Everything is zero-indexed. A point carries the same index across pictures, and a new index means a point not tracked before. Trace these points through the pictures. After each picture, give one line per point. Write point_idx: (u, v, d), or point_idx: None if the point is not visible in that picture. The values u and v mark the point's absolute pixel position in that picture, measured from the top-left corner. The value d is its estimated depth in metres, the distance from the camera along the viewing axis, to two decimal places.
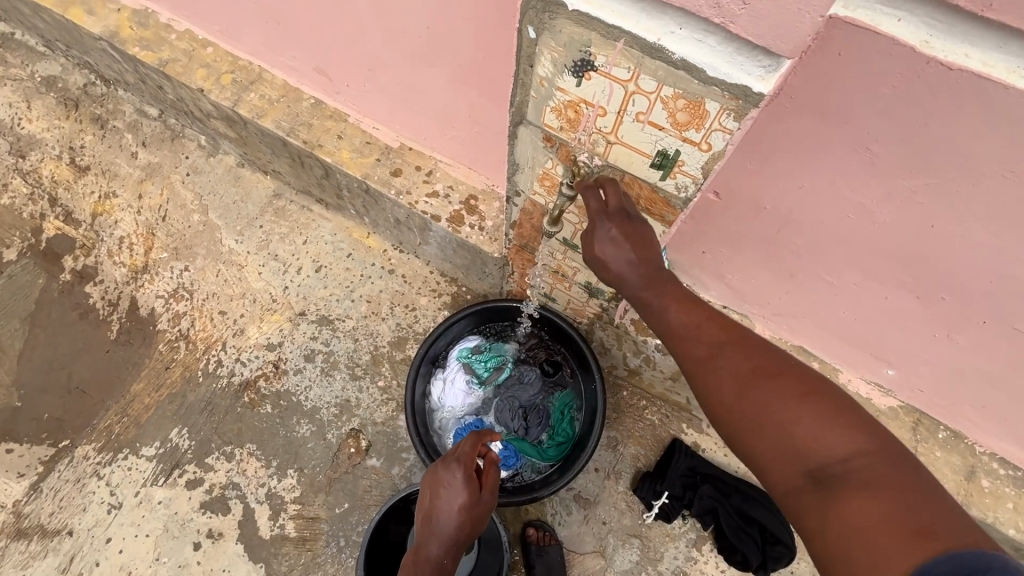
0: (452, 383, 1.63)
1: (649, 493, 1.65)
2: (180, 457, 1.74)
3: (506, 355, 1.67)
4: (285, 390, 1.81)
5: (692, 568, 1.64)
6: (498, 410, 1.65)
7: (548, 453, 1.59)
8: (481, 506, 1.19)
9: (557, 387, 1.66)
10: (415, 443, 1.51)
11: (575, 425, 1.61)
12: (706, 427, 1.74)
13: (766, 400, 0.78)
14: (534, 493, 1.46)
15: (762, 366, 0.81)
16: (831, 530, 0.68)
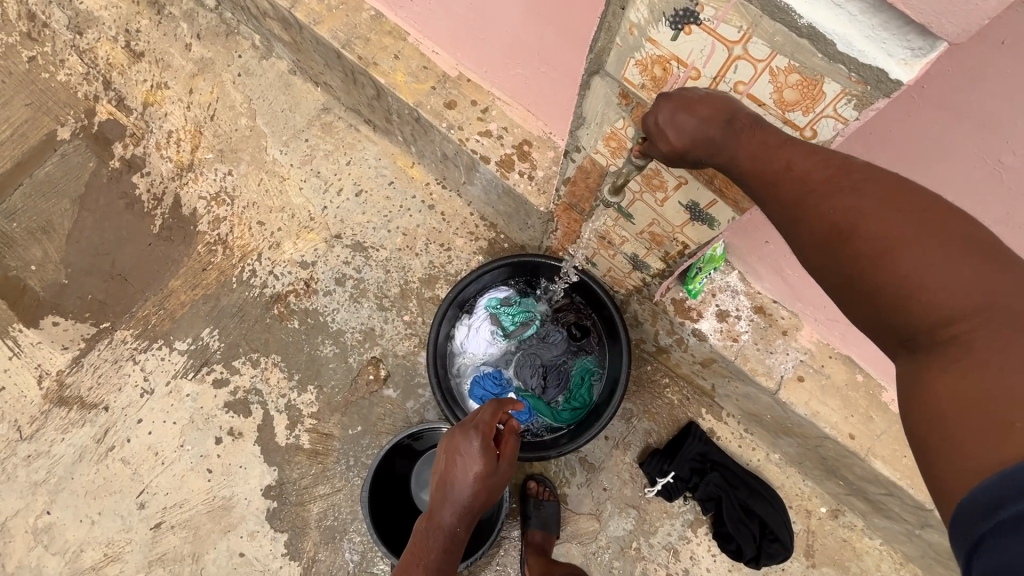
0: (477, 330, 1.60)
1: (655, 470, 1.65)
2: (209, 356, 1.81)
3: (535, 311, 1.63)
4: (314, 309, 1.84)
5: (684, 547, 1.66)
6: (518, 365, 1.63)
7: (562, 416, 1.58)
8: (497, 476, 1.21)
9: (582, 352, 1.62)
10: (432, 384, 1.51)
11: (594, 392, 1.59)
12: (725, 415, 1.70)
13: (847, 266, 0.66)
14: (542, 453, 1.46)
15: (858, 212, 0.64)
16: (919, 407, 0.62)
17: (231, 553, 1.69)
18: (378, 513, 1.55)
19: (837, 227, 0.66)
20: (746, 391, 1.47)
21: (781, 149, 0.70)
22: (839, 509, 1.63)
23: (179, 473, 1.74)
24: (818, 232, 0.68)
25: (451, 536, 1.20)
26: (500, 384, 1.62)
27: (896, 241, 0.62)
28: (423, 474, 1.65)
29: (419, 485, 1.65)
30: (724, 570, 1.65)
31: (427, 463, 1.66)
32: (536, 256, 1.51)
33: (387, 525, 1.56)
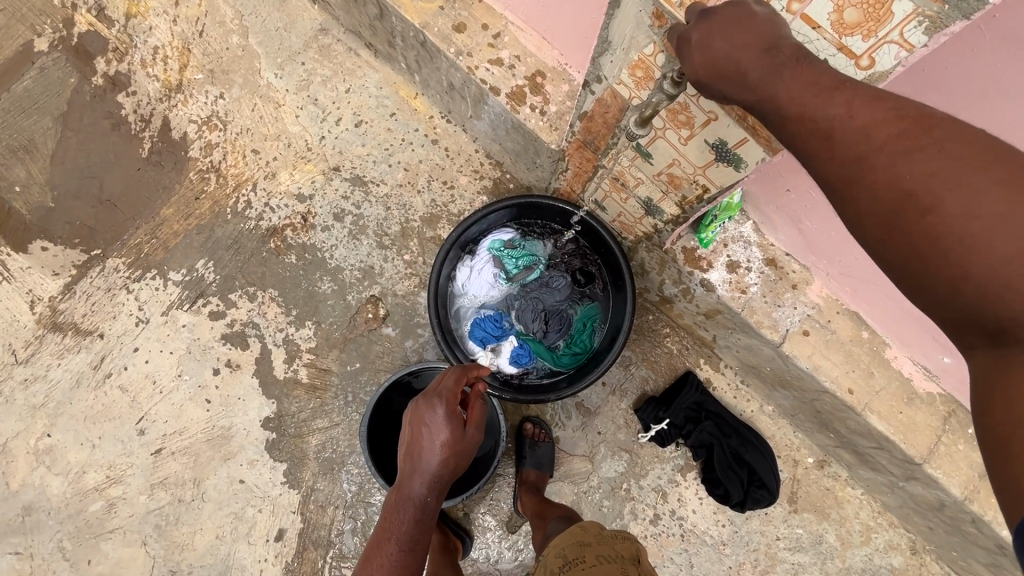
0: (479, 272, 1.57)
1: (650, 417, 1.67)
2: (206, 288, 1.78)
3: (539, 255, 1.59)
4: (312, 245, 1.79)
5: (672, 490, 1.71)
6: (519, 309, 1.59)
7: (562, 362, 1.56)
8: (461, 443, 1.20)
9: (585, 299, 1.60)
10: (432, 322, 1.50)
11: (595, 338, 1.57)
12: (722, 366, 1.72)
13: (931, 247, 0.64)
14: (541, 397, 1.45)
15: (932, 195, 0.64)
16: (1000, 402, 0.62)
17: (232, 479, 1.72)
18: (377, 448, 1.58)
19: (914, 199, 0.65)
20: (748, 343, 1.46)
21: (839, 93, 0.67)
22: (824, 459, 1.68)
23: (177, 401, 1.75)
24: (903, 208, 0.66)
25: (420, 507, 1.19)
26: (500, 328, 1.57)
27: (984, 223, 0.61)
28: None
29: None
30: (710, 513, 1.70)
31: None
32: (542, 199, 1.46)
33: (387, 461, 1.60)
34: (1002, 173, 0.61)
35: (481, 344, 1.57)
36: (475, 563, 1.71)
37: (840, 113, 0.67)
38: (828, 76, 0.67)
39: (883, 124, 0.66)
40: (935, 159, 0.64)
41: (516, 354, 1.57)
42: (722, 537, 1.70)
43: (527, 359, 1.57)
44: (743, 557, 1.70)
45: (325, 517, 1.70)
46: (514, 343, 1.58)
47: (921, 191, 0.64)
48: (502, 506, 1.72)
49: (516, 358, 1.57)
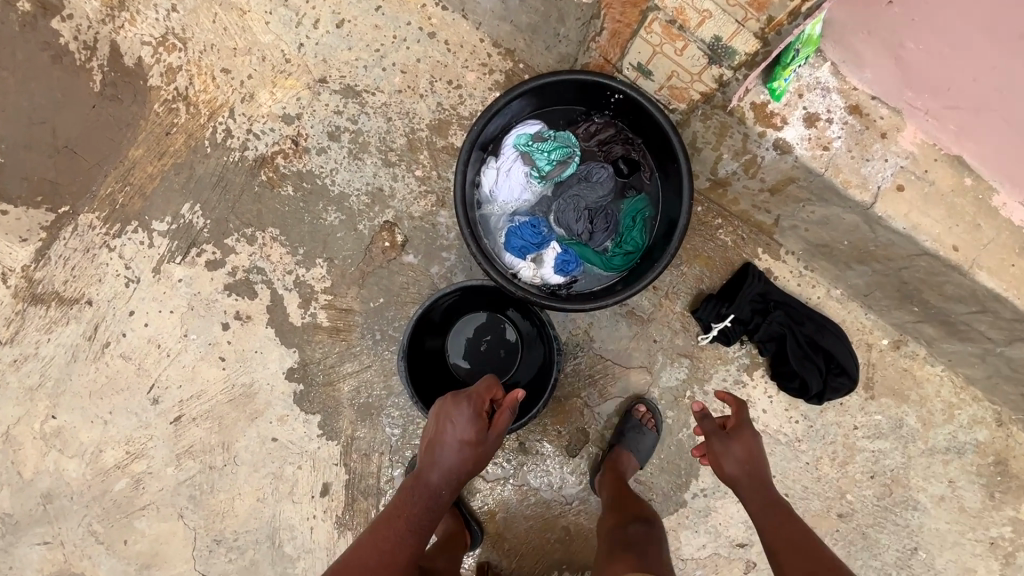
0: (507, 174, 1.37)
1: (711, 315, 1.52)
2: (196, 236, 1.56)
3: (573, 147, 1.40)
4: (309, 172, 1.57)
5: (739, 392, 1.59)
6: (558, 212, 1.40)
7: (614, 263, 1.39)
8: (483, 448, 1.12)
9: (630, 192, 1.41)
10: (464, 232, 1.29)
11: (646, 235, 1.40)
12: (784, 253, 1.56)
13: None
14: (599, 303, 1.28)
15: None
16: None
17: (263, 439, 1.57)
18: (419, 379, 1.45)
19: None
20: (826, 214, 1.28)
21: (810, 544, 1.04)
22: (900, 339, 1.55)
23: (189, 364, 1.57)
24: None
25: (434, 497, 1.10)
26: (540, 235, 1.38)
27: None
28: (459, 340, 1.55)
29: (456, 352, 1.54)
30: (782, 410, 1.59)
31: (461, 327, 1.54)
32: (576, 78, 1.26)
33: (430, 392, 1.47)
34: None
35: (521, 255, 1.38)
36: (537, 494, 1.59)
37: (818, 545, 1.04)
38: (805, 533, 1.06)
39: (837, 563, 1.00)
40: None
41: (562, 262, 1.38)
42: (796, 434, 1.59)
43: (575, 266, 1.39)
44: (820, 451, 1.59)
45: (371, 466, 1.57)
46: (558, 250, 1.39)
47: None
48: (558, 431, 1.59)
49: (562, 266, 1.38)
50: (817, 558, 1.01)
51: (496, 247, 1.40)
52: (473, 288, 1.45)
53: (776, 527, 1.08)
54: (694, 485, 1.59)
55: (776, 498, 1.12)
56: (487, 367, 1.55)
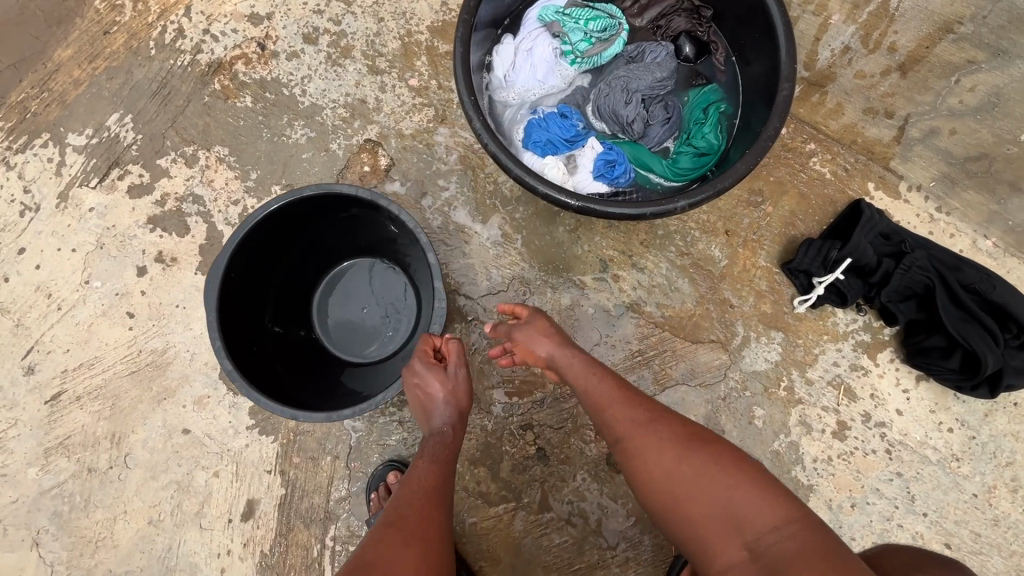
0: (529, 53, 1.00)
1: (816, 262, 1.06)
2: (122, 154, 1.20)
3: (617, 21, 1.01)
4: (274, 80, 1.22)
5: (860, 383, 1.09)
6: (599, 104, 1.02)
7: (680, 167, 1.01)
8: (459, 387, 0.89)
9: (696, 81, 1.07)
10: (464, 106, 0.87)
11: (722, 134, 1.03)
12: (908, 190, 1.11)
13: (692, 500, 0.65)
14: (666, 204, 0.85)
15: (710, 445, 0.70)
16: None
17: (170, 431, 1.10)
18: (242, 282, 0.95)
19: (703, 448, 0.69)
20: (999, 84, 0.97)
21: (639, 398, 0.77)
22: None
23: (84, 321, 1.14)
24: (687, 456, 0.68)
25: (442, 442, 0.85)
26: (574, 129, 1.01)
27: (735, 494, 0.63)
28: (353, 292, 1.15)
29: (336, 303, 1.14)
30: (924, 413, 1.08)
31: (362, 277, 1.15)
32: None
33: (250, 314, 0.98)
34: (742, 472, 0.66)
35: (546, 155, 1.00)
36: (562, 532, 1.06)
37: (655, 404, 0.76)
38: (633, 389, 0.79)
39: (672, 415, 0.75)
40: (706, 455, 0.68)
41: (604, 164, 0.99)
42: (951, 449, 1.07)
43: (622, 170, 1.00)
44: (992, 479, 1.06)
45: (320, 477, 1.07)
46: (598, 150, 1.00)
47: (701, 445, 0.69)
48: (596, 435, 1.08)
49: (605, 170, 0.99)
50: (656, 418, 0.74)
51: (512, 149, 1.02)
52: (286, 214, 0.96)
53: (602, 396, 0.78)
54: None
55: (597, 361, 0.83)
56: (353, 345, 1.13)
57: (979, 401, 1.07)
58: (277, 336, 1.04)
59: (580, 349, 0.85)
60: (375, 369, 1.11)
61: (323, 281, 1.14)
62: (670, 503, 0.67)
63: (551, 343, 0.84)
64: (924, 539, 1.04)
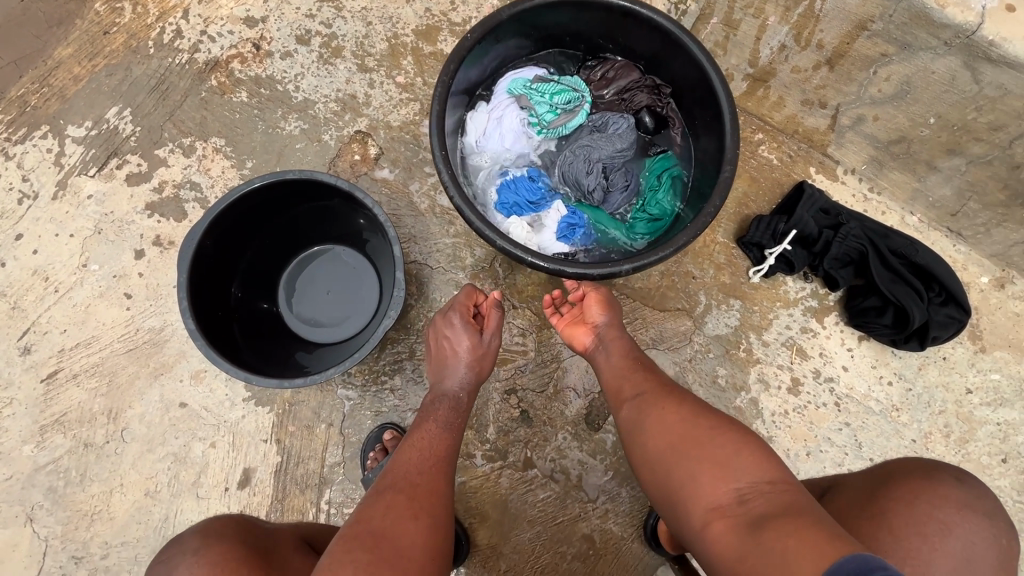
0: (499, 122, 1.12)
1: (767, 235, 1.19)
2: (120, 145, 1.26)
3: (582, 94, 1.12)
4: (268, 78, 1.31)
5: (810, 343, 1.21)
6: (564, 167, 1.13)
7: (635, 232, 1.12)
8: (487, 353, 0.98)
9: (654, 149, 1.16)
10: (435, 159, 0.94)
11: (675, 200, 1.13)
12: (844, 173, 1.26)
13: (678, 454, 0.73)
14: (611, 266, 0.91)
15: (705, 409, 0.78)
16: (734, 535, 0.62)
17: (167, 405, 1.13)
18: (215, 247, 1.01)
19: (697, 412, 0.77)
20: (908, 74, 1.07)
21: (642, 372, 0.89)
22: (1004, 275, 1.22)
23: (81, 303, 1.18)
24: (677, 418, 0.77)
25: (455, 408, 0.94)
26: (539, 192, 1.13)
27: (719, 446, 0.71)
28: (322, 273, 1.19)
29: (303, 280, 1.19)
30: (867, 368, 1.20)
31: (334, 259, 1.20)
32: (597, 0, 1.00)
33: (217, 273, 1.04)
34: (729, 431, 0.73)
35: (512, 217, 1.12)
36: (547, 488, 1.13)
37: (658, 380, 0.87)
38: (642, 364, 0.91)
39: (672, 386, 0.84)
40: (697, 418, 0.76)
41: (566, 227, 1.11)
42: (892, 400, 1.19)
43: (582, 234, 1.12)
44: (928, 425, 1.18)
45: (315, 444, 1.12)
46: (562, 213, 1.12)
47: (693, 409, 0.78)
48: (575, 397, 1.16)
49: (567, 232, 1.11)
50: (656, 389, 0.84)
51: (481, 207, 1.13)
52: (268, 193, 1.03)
53: (617, 371, 0.91)
54: None
55: (625, 339, 0.96)
56: (313, 322, 1.17)
57: (914, 356, 1.20)
58: (236, 300, 1.09)
59: (626, 331, 0.98)
60: (331, 346, 1.15)
61: (298, 255, 1.19)
62: (660, 459, 0.75)
63: (598, 321, 0.98)
64: None
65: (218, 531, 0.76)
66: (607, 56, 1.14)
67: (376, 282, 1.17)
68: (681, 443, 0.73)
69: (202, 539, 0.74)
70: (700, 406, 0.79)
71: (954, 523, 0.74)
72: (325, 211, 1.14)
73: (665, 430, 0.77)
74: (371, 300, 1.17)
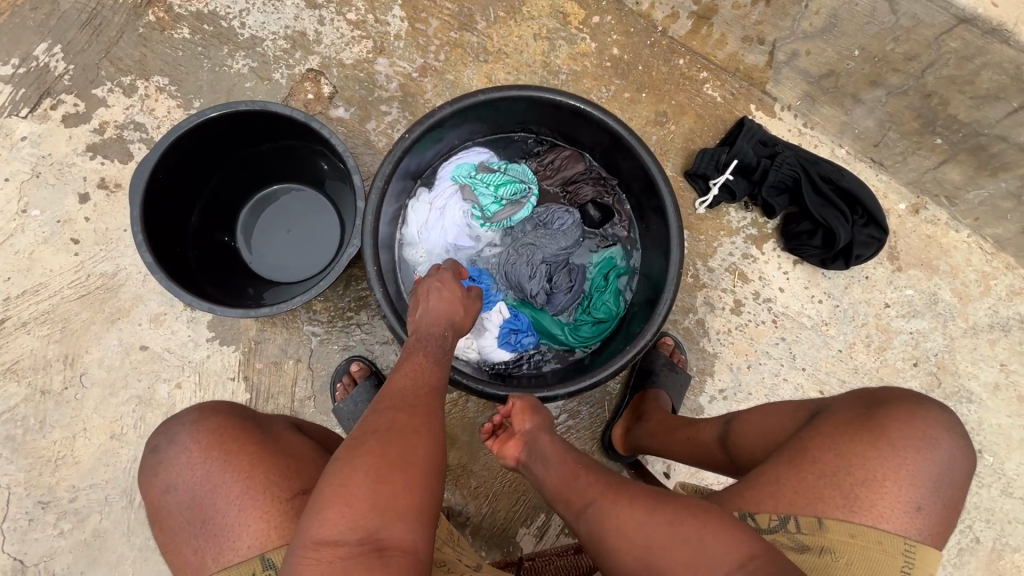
0: (441, 214, 1.10)
1: (711, 167, 1.27)
2: (53, 84, 1.20)
3: (528, 184, 1.13)
4: (211, 13, 1.26)
5: (750, 268, 1.31)
6: (507, 264, 1.12)
7: (581, 334, 1.12)
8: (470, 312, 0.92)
9: (602, 244, 1.17)
10: (369, 275, 0.95)
11: (620, 303, 1.13)
12: (779, 109, 1.34)
13: (652, 552, 0.65)
14: (549, 393, 0.93)
15: (660, 499, 0.69)
16: None
17: (127, 348, 1.12)
18: (174, 174, 1.00)
19: (653, 504, 0.68)
20: (835, 7, 1.15)
21: (572, 464, 0.77)
22: (919, 200, 1.35)
23: (24, 250, 1.14)
24: (634, 512, 0.68)
25: (443, 348, 0.84)
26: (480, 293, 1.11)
27: (694, 538, 0.63)
28: (284, 213, 1.19)
29: (264, 220, 1.18)
30: (801, 289, 1.32)
31: (298, 200, 1.20)
32: (547, 96, 1.02)
33: (176, 201, 1.03)
34: (692, 520, 0.65)
35: None
36: None
37: (596, 468, 0.76)
38: (570, 453, 0.79)
39: (610, 473, 0.75)
40: (653, 513, 0.67)
41: (509, 332, 1.09)
42: (822, 316, 1.31)
43: (525, 335, 1.11)
44: (852, 337, 1.31)
45: (284, 379, 1.14)
46: (505, 315, 1.10)
47: (641, 500, 0.69)
48: None
49: (509, 337, 1.09)
50: (592, 482, 0.74)
51: None
52: (231, 128, 1.02)
53: (551, 472, 0.77)
54: (709, 386, 1.27)
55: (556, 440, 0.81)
56: (273, 262, 1.17)
57: (841, 275, 1.33)
58: (195, 229, 1.09)
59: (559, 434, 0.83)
60: (290, 286, 1.15)
61: (261, 192, 1.19)
62: (636, 561, 0.65)
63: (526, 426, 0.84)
64: (803, 388, 1.28)
65: (217, 406, 0.80)
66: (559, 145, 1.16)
67: (338, 224, 1.18)
68: (653, 538, 0.65)
69: (201, 412, 0.78)
70: (649, 496, 0.70)
71: (944, 439, 0.76)
72: (288, 152, 1.13)
73: (627, 525, 0.67)
74: (331, 245, 1.17)
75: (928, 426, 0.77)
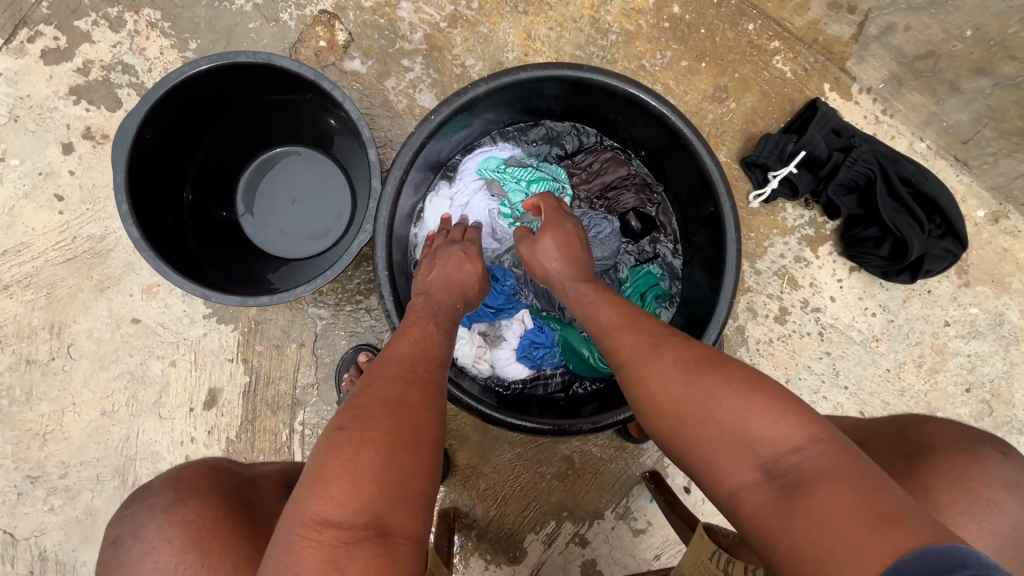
0: (466, 207, 1.00)
1: (773, 156, 1.11)
2: (29, 12, 1.04)
3: (562, 185, 1.03)
4: None
5: (802, 272, 1.18)
6: None
7: None
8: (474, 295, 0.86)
9: (640, 257, 1.05)
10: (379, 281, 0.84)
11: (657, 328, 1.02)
12: (857, 91, 1.17)
13: (688, 415, 0.56)
14: (565, 423, 0.82)
15: (709, 359, 0.59)
16: (771, 507, 0.48)
17: (117, 320, 1.03)
18: (160, 139, 0.88)
19: (703, 361, 0.59)
20: None
21: (635, 322, 0.69)
22: (1001, 209, 1.19)
23: (5, 204, 1.03)
24: (679, 376, 0.58)
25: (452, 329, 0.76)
26: (501, 301, 1.01)
27: (743, 399, 0.53)
28: (288, 179, 1.06)
29: (266, 186, 1.06)
30: (854, 299, 1.19)
31: (303, 164, 1.07)
32: (598, 84, 0.88)
33: (163, 170, 0.91)
34: (744, 381, 0.55)
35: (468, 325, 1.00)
36: None
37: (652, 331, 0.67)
38: (636, 314, 0.70)
39: (666, 331, 0.65)
40: (710, 377, 0.56)
41: (529, 346, 1.00)
42: (873, 330, 1.19)
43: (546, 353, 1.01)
44: (903, 355, 1.20)
45: (286, 364, 1.06)
46: (527, 325, 1.01)
47: (693, 359, 0.59)
48: None
49: (528, 351, 1.00)
50: (648, 341, 0.65)
51: None
52: (217, 82, 0.88)
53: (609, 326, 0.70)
54: None
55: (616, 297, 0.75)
56: (277, 236, 1.05)
57: (901, 288, 1.20)
58: (190, 201, 0.98)
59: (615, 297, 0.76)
60: (299, 264, 1.04)
61: (262, 155, 1.06)
62: (670, 421, 0.58)
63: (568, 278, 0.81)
64: (843, 407, 1.18)
65: (194, 482, 0.69)
66: (603, 145, 1.05)
67: (349, 194, 1.05)
68: (693, 395, 0.56)
69: (174, 494, 0.66)
70: (698, 356, 0.60)
71: (1005, 502, 0.60)
72: (288, 107, 0.99)
73: (672, 386, 0.58)
74: (342, 218, 1.04)
75: (983, 486, 0.61)
